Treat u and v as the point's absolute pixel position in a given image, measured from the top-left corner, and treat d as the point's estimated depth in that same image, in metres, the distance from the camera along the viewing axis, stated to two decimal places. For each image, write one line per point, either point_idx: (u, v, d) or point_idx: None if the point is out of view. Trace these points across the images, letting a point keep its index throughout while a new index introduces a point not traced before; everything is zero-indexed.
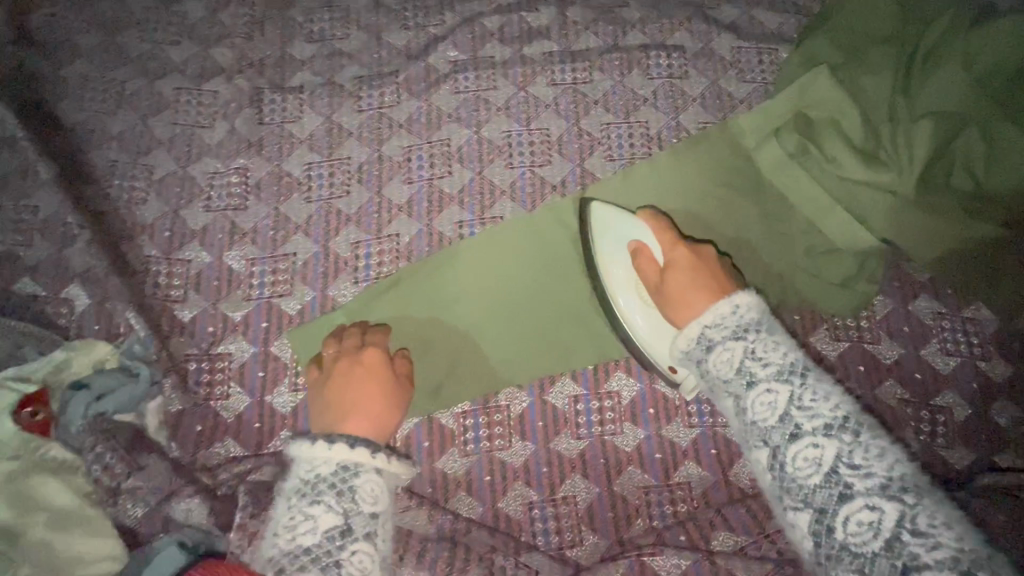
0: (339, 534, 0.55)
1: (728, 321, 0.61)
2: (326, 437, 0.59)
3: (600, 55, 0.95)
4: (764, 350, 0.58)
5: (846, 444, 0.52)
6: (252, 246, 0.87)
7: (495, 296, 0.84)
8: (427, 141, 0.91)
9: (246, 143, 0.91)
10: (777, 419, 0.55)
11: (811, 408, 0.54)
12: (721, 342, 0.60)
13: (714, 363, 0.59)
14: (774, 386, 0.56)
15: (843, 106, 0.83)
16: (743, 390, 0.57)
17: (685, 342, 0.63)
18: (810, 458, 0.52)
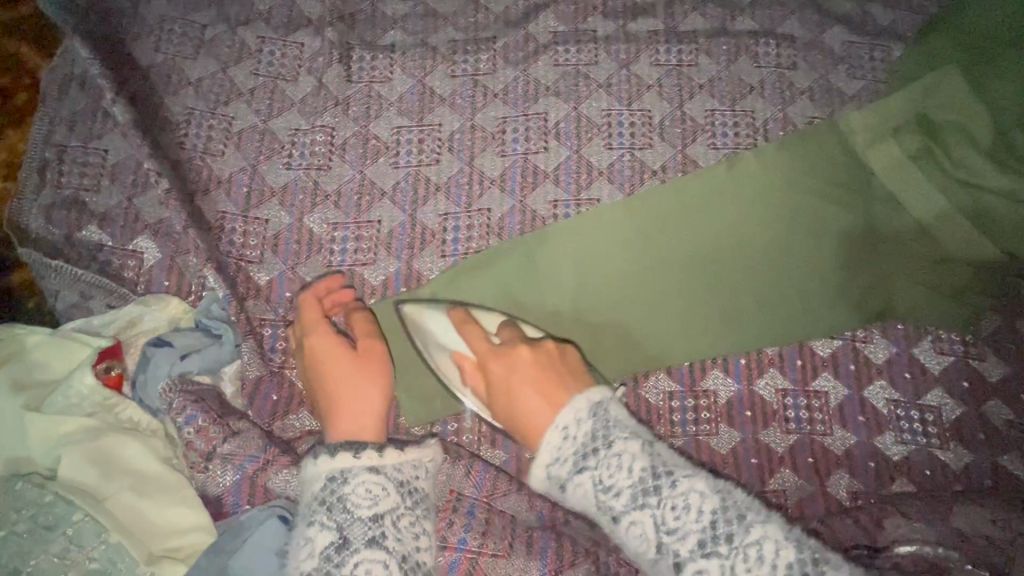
0: (336, 551, 0.50)
1: (568, 450, 0.54)
2: (311, 453, 0.55)
3: (707, 38, 0.91)
4: (609, 476, 0.52)
5: (725, 560, 0.47)
6: (335, 210, 0.82)
7: (587, 284, 0.80)
8: (523, 114, 0.87)
9: (333, 101, 0.86)
10: (657, 547, 0.49)
11: (649, 510, 0.50)
12: (570, 479, 0.54)
13: (572, 498, 0.54)
14: (636, 516, 0.50)
15: (974, 109, 0.78)
16: (612, 524, 0.53)
17: (538, 475, 0.56)
18: (639, 536, 0.50)
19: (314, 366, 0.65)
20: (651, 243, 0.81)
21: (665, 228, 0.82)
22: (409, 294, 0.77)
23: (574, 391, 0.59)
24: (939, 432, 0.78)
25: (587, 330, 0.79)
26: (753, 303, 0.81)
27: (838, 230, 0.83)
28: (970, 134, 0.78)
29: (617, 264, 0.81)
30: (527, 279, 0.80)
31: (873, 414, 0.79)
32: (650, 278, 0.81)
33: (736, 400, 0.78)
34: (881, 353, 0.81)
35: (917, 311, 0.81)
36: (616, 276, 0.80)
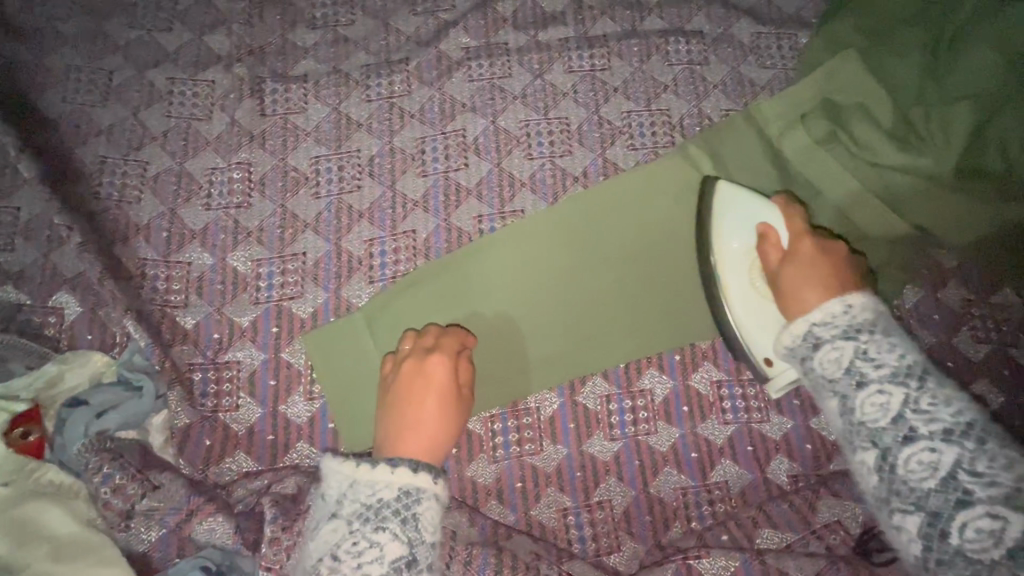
0: (405, 564, 0.53)
1: (888, 358, 0.52)
2: (387, 463, 0.56)
3: (617, 41, 0.92)
4: (932, 402, 0.50)
5: (966, 450, 0.47)
6: (258, 246, 0.81)
7: (515, 294, 0.80)
8: (441, 132, 0.87)
9: (248, 136, 0.85)
10: (890, 420, 0.51)
11: (929, 413, 0.49)
12: (878, 380, 0.52)
13: (864, 405, 0.52)
14: (940, 444, 0.48)
15: (872, 93, 0.81)
16: (897, 442, 0.50)
17: (787, 339, 0.59)
18: (926, 463, 0.48)
19: (423, 383, 0.67)
20: (578, 252, 0.81)
21: (590, 232, 0.81)
22: (340, 324, 0.78)
23: (850, 288, 0.60)
24: None
25: (518, 342, 0.79)
26: (685, 302, 0.81)
27: None
28: (869, 116, 0.81)
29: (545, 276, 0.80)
30: (457, 296, 0.79)
31: (807, 395, 0.80)
32: (581, 285, 0.80)
33: (674, 396, 0.79)
34: None
35: None
36: (543, 284, 0.80)
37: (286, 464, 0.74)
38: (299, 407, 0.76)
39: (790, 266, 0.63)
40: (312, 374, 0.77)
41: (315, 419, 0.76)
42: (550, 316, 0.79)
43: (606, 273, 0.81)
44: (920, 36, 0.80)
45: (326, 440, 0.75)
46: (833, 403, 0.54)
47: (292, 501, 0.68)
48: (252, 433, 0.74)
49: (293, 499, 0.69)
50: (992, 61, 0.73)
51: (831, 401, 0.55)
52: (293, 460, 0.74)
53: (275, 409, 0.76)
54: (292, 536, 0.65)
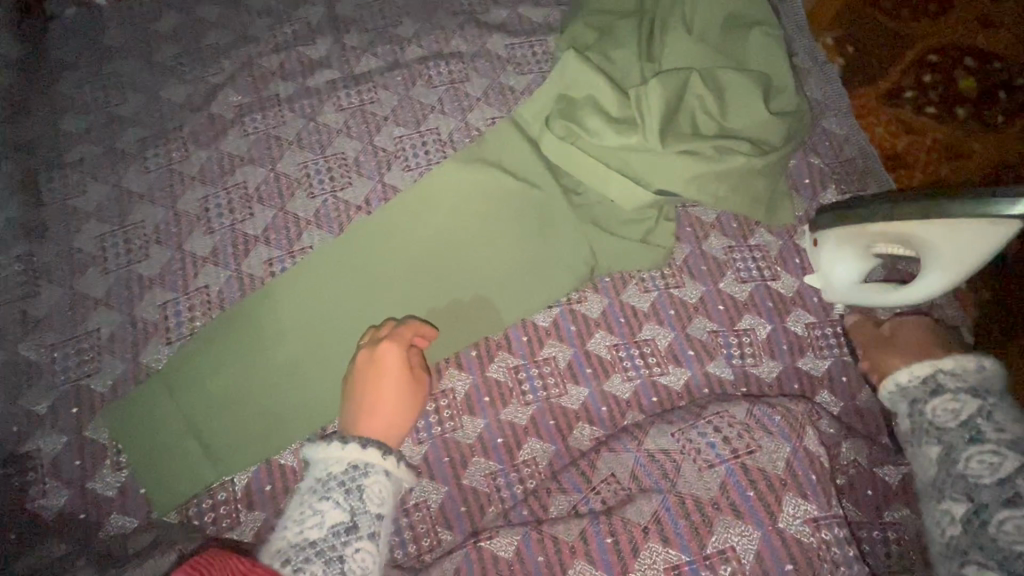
0: (345, 530, 0.56)
1: (972, 375, 0.67)
2: (339, 439, 0.60)
3: (382, 74, 0.99)
4: (962, 393, 0.65)
5: (984, 404, 0.63)
6: (48, 332, 0.83)
7: (308, 329, 0.84)
8: (223, 188, 0.91)
9: (26, 227, 0.87)
10: (959, 420, 0.63)
11: (960, 399, 0.65)
12: (928, 399, 0.67)
13: (934, 411, 0.66)
14: (963, 396, 0.65)
15: (593, 84, 0.90)
16: (922, 396, 0.68)
17: (892, 386, 0.72)
18: (948, 411, 0.65)
19: (399, 382, 0.69)
20: (373, 273, 0.88)
21: (382, 253, 0.89)
22: (138, 391, 0.80)
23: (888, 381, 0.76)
24: (658, 360, 0.88)
25: (313, 374, 0.82)
26: (477, 298, 0.88)
27: (533, 213, 0.93)
28: (596, 105, 0.89)
29: (341, 303, 0.86)
30: (251, 341, 0.83)
31: (598, 363, 0.87)
32: (377, 303, 0.87)
33: (474, 389, 0.84)
34: (595, 308, 0.90)
35: (613, 262, 0.91)
36: (335, 314, 0.85)
37: (99, 539, 0.75)
38: (107, 480, 0.77)
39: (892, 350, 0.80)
40: (115, 447, 0.78)
41: (126, 487, 0.77)
42: (344, 342, 0.84)
43: (401, 287, 0.88)
44: (630, 34, 0.94)
45: (137, 507, 0.76)
46: (904, 404, 0.70)
47: None
48: (60, 516, 0.75)
49: None
50: (679, 45, 0.90)
51: (904, 403, 0.70)
52: (106, 533, 0.75)
53: (84, 487, 0.77)
54: None
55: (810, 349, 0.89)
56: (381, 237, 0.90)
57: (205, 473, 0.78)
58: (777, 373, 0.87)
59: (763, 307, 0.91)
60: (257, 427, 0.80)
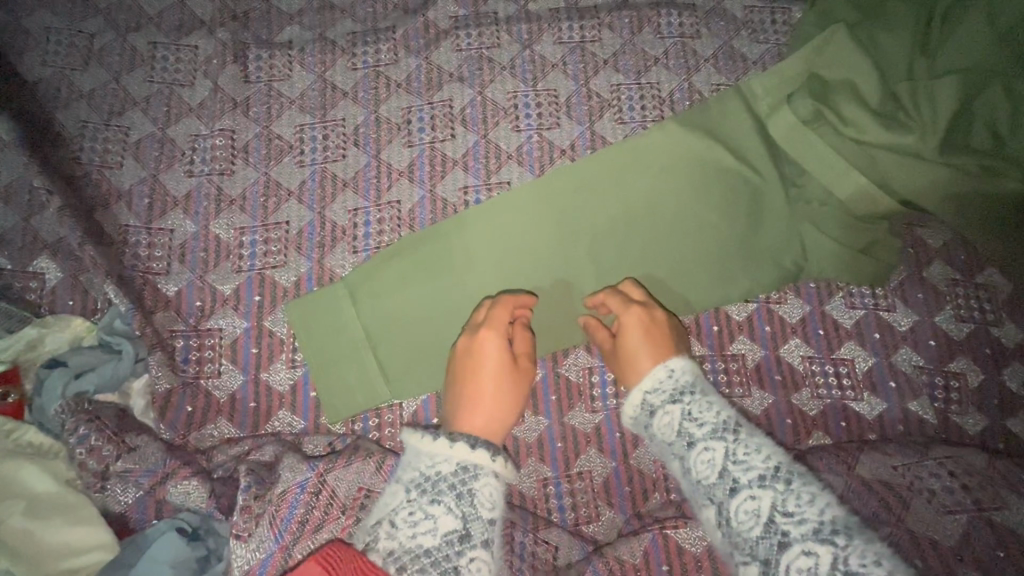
0: (458, 539, 0.50)
1: (665, 385, 0.61)
2: (446, 435, 0.56)
3: (609, 13, 0.91)
4: (698, 410, 0.57)
5: (779, 493, 0.50)
6: (240, 214, 0.81)
7: (490, 271, 0.76)
8: (428, 102, 0.86)
9: (232, 102, 0.85)
10: (764, 525, 0.49)
11: (699, 417, 0.57)
12: (661, 406, 0.60)
13: (659, 427, 0.59)
14: (756, 489, 0.50)
15: (860, 69, 0.78)
16: (684, 449, 0.56)
17: (630, 410, 0.63)
18: (750, 511, 0.50)
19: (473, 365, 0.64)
20: (563, 228, 0.78)
21: (577, 209, 0.78)
22: (322, 293, 0.77)
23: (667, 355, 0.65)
24: (853, 384, 0.80)
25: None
26: (672, 279, 0.79)
27: (752, 199, 0.80)
28: (856, 94, 0.78)
29: (526, 253, 0.77)
30: (430, 273, 0.76)
31: (789, 373, 0.81)
32: (564, 261, 0.77)
33: None
34: (795, 312, 0.83)
35: (827, 270, 0.81)
36: (521, 260, 0.77)
37: (266, 432, 0.74)
38: (281, 374, 0.76)
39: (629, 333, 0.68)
40: (293, 342, 0.77)
41: (297, 387, 0.76)
42: None
43: (592, 250, 0.78)
44: (910, 16, 0.79)
45: (307, 409, 0.75)
46: (645, 431, 0.62)
47: (268, 470, 0.67)
48: (233, 400, 0.74)
49: (272, 465, 0.68)
50: (978, 38, 0.75)
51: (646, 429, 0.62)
52: (273, 428, 0.74)
53: (257, 377, 0.76)
54: (265, 503, 0.63)
55: None
56: (577, 191, 0.78)
57: (379, 391, 0.75)
58: (983, 429, 0.78)
59: (981, 354, 0.80)
60: (433, 360, 0.75)
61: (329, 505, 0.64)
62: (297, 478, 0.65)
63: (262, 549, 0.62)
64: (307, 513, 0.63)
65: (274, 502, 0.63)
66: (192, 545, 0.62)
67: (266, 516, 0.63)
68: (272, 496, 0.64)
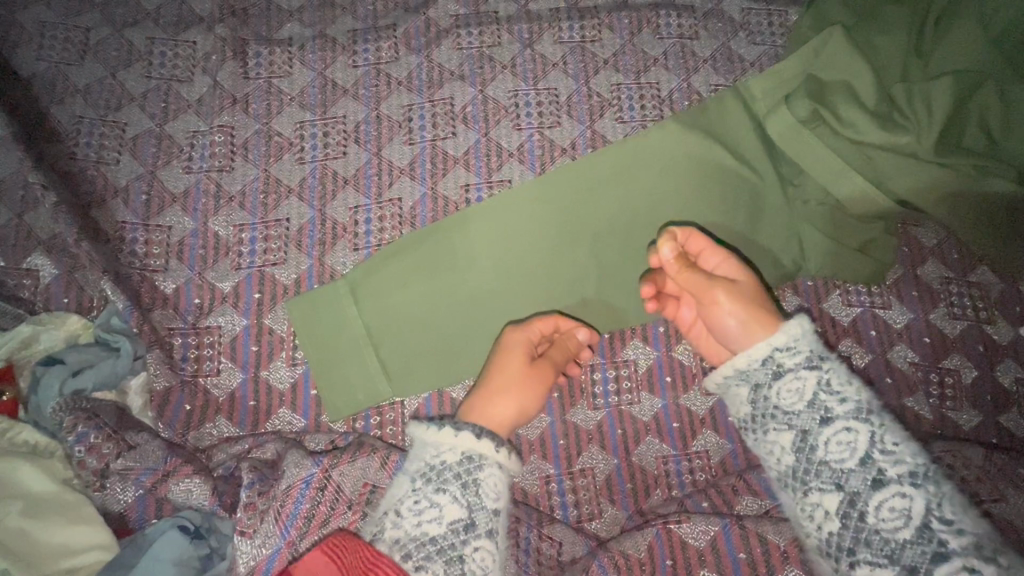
0: (463, 528, 0.51)
1: (801, 344, 0.57)
2: (452, 423, 0.55)
3: (609, 14, 0.92)
4: (840, 385, 0.55)
5: (932, 495, 0.50)
6: (240, 211, 0.80)
7: (493, 269, 0.76)
8: (429, 100, 0.86)
9: (231, 99, 0.84)
10: (914, 529, 0.49)
11: (840, 394, 0.55)
12: (793, 368, 0.56)
13: (781, 390, 0.56)
14: (908, 490, 0.50)
15: (857, 69, 0.79)
16: (814, 424, 0.54)
17: (744, 361, 0.58)
18: (897, 509, 0.50)
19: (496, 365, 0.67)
20: (567, 226, 0.78)
21: (579, 207, 0.78)
22: (324, 290, 0.76)
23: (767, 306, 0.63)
24: None
25: (495, 316, 0.75)
26: None
27: (752, 199, 0.81)
28: (853, 94, 0.79)
29: (529, 251, 0.77)
30: (433, 272, 0.75)
31: None
32: (566, 259, 0.78)
33: (657, 366, 0.79)
34: (793, 310, 0.84)
35: (824, 268, 0.82)
36: (523, 258, 0.77)
37: (267, 430, 0.73)
38: (281, 372, 0.75)
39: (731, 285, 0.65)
40: (294, 340, 0.76)
41: (297, 385, 0.75)
42: (528, 293, 0.76)
43: (593, 248, 0.78)
44: (904, 18, 0.80)
45: (307, 407, 0.75)
46: (746, 388, 0.58)
47: (271, 467, 0.66)
48: (233, 398, 0.74)
49: (274, 463, 0.67)
50: (970, 42, 0.76)
51: (744, 389, 0.59)
52: (274, 426, 0.73)
53: (257, 375, 0.75)
54: (268, 500, 0.63)
55: (1018, 407, 0.79)
56: (579, 190, 0.78)
57: (381, 389, 0.75)
58: (978, 424, 0.79)
59: (974, 350, 0.82)
60: (434, 358, 0.75)
61: (334, 500, 0.64)
62: (303, 473, 0.64)
63: (266, 546, 0.61)
64: (313, 509, 0.63)
65: (277, 501, 0.63)
66: (194, 542, 0.60)
67: (271, 512, 0.62)
68: (276, 493, 0.63)
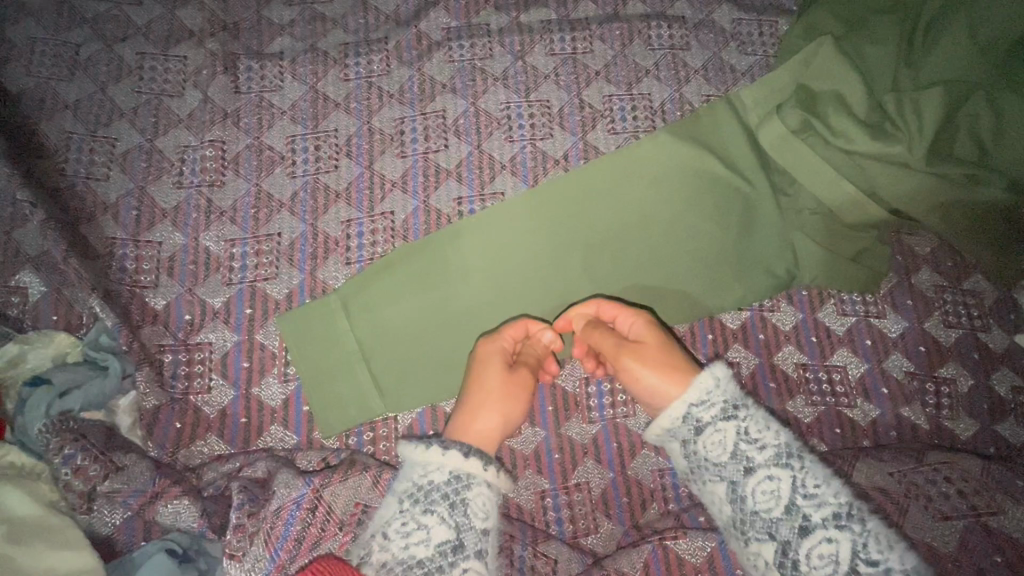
0: (451, 549, 0.50)
1: (715, 397, 0.56)
2: (440, 443, 0.55)
3: (600, 25, 0.92)
4: (758, 430, 0.55)
5: (858, 536, 0.49)
6: (231, 226, 0.79)
7: (484, 282, 0.76)
8: (420, 113, 0.86)
9: (222, 113, 0.84)
10: (847, 572, 0.48)
11: (759, 440, 0.54)
12: (712, 422, 0.55)
13: (705, 444, 0.55)
14: (833, 532, 0.49)
15: (848, 79, 0.79)
16: (741, 475, 0.53)
17: (666, 422, 0.57)
18: (826, 556, 0.49)
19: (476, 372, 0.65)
20: (559, 239, 0.77)
21: (571, 219, 0.78)
22: (315, 305, 0.76)
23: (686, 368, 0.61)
24: (845, 391, 0.81)
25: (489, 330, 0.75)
26: (665, 288, 0.79)
27: (745, 209, 0.81)
28: (844, 104, 0.79)
29: (522, 264, 0.77)
30: (425, 286, 0.75)
31: (783, 380, 0.81)
32: (559, 271, 0.77)
33: None
34: (788, 320, 0.84)
35: (819, 277, 0.82)
36: (515, 271, 0.76)
37: (258, 448, 0.72)
38: (273, 389, 0.75)
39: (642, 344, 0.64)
40: (285, 356, 0.76)
41: (289, 402, 0.75)
42: (520, 306, 0.76)
43: (586, 259, 0.78)
44: (893, 31, 0.81)
45: (299, 424, 0.74)
46: (675, 445, 0.57)
47: (260, 487, 0.65)
48: (223, 416, 0.73)
49: (264, 482, 0.66)
50: (960, 52, 0.77)
51: (675, 444, 0.58)
52: (265, 444, 0.73)
53: (248, 391, 0.74)
54: (258, 522, 0.62)
55: (1014, 416, 0.79)
56: (571, 203, 0.78)
57: (373, 405, 0.74)
58: (974, 433, 0.78)
59: (969, 359, 0.81)
60: (426, 372, 0.74)
61: (324, 521, 0.62)
62: (294, 493, 0.63)
63: (255, 570, 0.60)
64: (303, 530, 0.61)
65: (267, 523, 0.61)
66: (182, 567, 0.60)
67: (261, 534, 0.61)
68: (266, 514, 0.62)
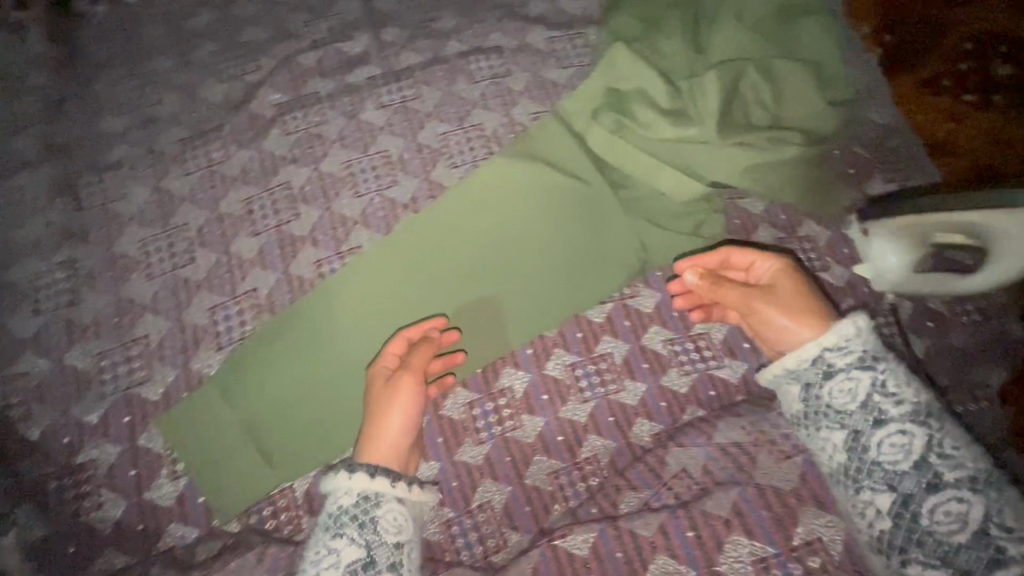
0: None
1: (852, 346, 0.70)
2: None
3: (560, 43, 1.17)
4: (897, 385, 0.67)
5: (993, 501, 0.60)
6: (323, 248, 1.05)
7: (532, 253, 1.00)
8: (468, 128, 1.11)
9: (316, 158, 1.09)
10: (970, 528, 0.60)
11: (895, 395, 0.67)
12: (844, 368, 0.70)
13: (833, 390, 0.70)
14: (966, 495, 0.61)
15: (795, 64, 1.03)
16: (869, 426, 0.67)
17: (795, 362, 0.73)
18: (953, 513, 0.61)
19: None
20: (569, 201, 1.01)
21: (580, 187, 1.02)
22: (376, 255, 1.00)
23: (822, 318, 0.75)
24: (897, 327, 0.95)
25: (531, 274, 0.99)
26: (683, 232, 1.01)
27: (748, 164, 0.99)
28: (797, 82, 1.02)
29: (541, 223, 1.01)
30: (468, 241, 1.00)
31: None
32: (574, 227, 1.01)
33: (731, 337, 0.97)
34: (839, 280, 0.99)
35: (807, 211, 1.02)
36: (538, 230, 1.01)
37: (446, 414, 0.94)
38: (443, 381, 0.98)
39: (779, 290, 0.80)
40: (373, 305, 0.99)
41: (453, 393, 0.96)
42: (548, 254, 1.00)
43: (601, 216, 1.01)
44: (817, 30, 1.07)
45: None
46: (796, 386, 0.73)
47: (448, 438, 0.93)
48: None
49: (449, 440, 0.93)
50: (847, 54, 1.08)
51: (797, 386, 0.73)
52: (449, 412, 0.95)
53: None
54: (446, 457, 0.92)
55: None
56: (576, 173, 1.02)
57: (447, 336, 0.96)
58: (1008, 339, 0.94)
59: None
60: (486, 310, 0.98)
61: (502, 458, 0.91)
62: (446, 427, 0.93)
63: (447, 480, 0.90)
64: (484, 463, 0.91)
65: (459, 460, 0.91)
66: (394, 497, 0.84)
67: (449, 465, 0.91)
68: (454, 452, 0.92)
